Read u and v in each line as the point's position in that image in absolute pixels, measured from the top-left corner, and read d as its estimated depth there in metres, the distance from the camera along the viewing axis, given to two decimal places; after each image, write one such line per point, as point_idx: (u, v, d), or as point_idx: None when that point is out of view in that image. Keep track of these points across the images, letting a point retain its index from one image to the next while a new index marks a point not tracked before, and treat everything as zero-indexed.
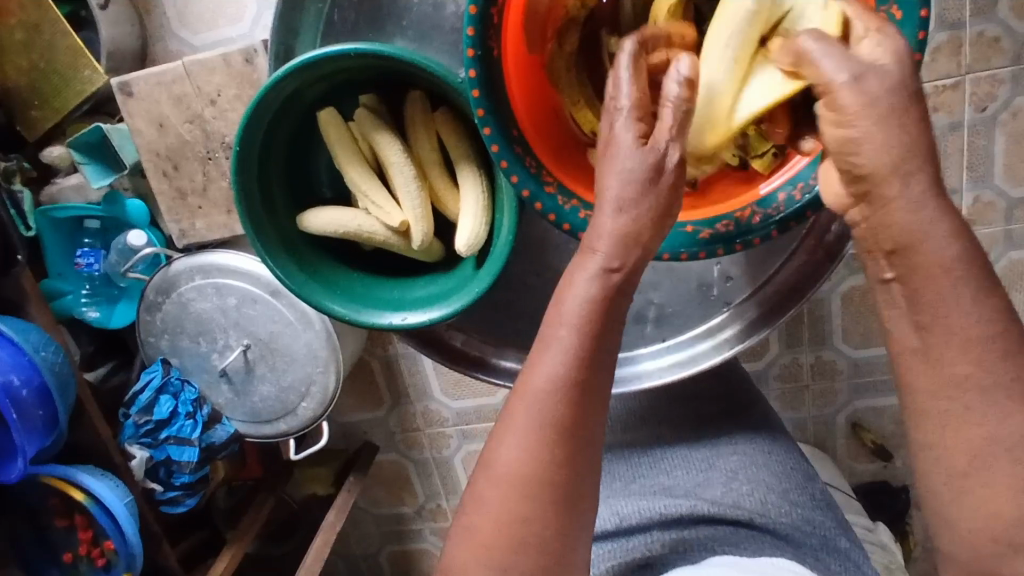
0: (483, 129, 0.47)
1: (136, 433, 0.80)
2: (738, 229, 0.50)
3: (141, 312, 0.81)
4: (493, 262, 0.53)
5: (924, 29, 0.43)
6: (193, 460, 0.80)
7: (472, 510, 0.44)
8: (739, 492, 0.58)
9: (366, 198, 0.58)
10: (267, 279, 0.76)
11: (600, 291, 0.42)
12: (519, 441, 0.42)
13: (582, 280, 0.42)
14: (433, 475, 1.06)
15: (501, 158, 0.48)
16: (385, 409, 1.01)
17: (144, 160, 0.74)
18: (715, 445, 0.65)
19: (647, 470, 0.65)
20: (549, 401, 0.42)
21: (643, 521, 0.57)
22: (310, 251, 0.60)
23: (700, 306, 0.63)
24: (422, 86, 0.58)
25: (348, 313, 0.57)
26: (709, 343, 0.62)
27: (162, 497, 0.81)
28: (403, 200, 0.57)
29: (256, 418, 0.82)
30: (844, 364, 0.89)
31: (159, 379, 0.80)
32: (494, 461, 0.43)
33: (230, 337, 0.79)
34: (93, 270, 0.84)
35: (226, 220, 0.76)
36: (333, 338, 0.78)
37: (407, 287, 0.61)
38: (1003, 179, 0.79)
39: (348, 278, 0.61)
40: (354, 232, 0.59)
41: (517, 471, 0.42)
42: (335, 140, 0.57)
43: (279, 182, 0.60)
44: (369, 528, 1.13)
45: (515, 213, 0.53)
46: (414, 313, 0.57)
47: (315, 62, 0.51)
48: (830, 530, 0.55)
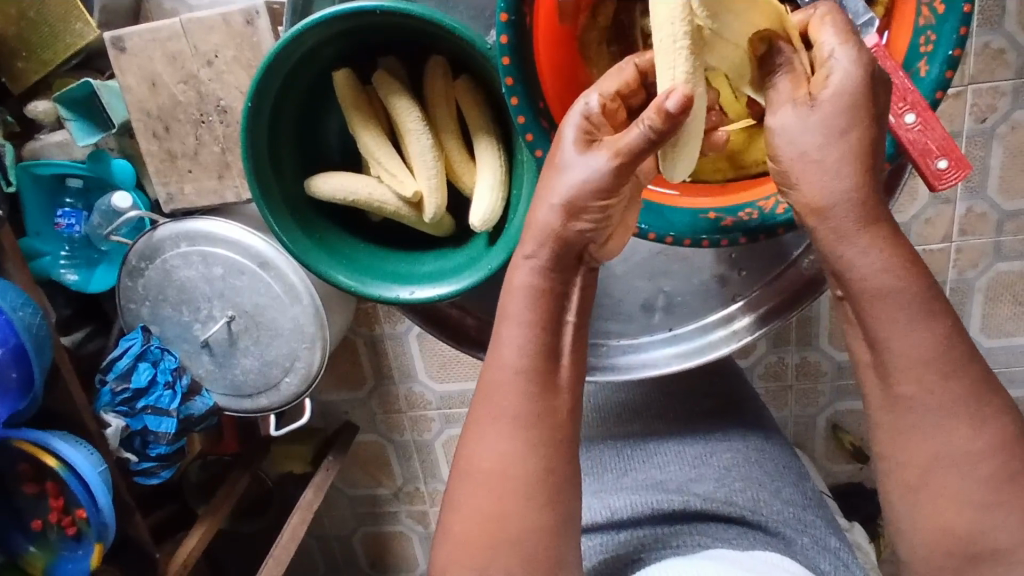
0: (511, 100, 0.47)
1: (112, 401, 0.78)
2: (761, 218, 0.50)
3: (123, 277, 0.79)
4: (508, 240, 0.53)
5: (967, 23, 0.43)
6: (171, 431, 0.78)
7: (447, 514, 0.45)
8: (731, 488, 0.58)
9: (378, 165, 0.56)
10: (258, 250, 0.75)
11: (546, 280, 0.43)
12: (486, 443, 0.43)
13: (522, 278, 0.44)
14: (412, 458, 1.05)
15: (527, 131, 0.48)
16: (367, 389, 1.00)
17: (132, 120, 0.72)
18: (708, 440, 0.65)
19: (641, 465, 0.64)
20: (504, 397, 0.43)
21: (635, 515, 0.56)
22: (313, 218, 0.59)
23: (710, 297, 0.63)
24: (445, 53, 0.57)
25: (354, 284, 0.56)
26: (722, 333, 0.62)
27: (136, 468, 0.79)
28: (417, 170, 0.55)
29: (237, 391, 0.81)
30: (830, 366, 0.91)
31: (138, 346, 0.78)
32: (467, 458, 0.44)
33: (216, 308, 0.78)
34: (73, 232, 0.81)
35: (216, 186, 0.73)
36: (320, 314, 0.77)
37: (415, 262, 0.60)
38: (996, 192, 0.80)
39: (352, 249, 0.59)
40: (365, 200, 0.57)
41: (498, 469, 0.43)
42: (351, 102, 0.56)
43: (288, 143, 0.58)
44: (345, 509, 1.12)
45: (535, 194, 0.52)
46: (422, 288, 0.56)
47: (340, 16, 0.50)
48: (821, 529, 0.55)
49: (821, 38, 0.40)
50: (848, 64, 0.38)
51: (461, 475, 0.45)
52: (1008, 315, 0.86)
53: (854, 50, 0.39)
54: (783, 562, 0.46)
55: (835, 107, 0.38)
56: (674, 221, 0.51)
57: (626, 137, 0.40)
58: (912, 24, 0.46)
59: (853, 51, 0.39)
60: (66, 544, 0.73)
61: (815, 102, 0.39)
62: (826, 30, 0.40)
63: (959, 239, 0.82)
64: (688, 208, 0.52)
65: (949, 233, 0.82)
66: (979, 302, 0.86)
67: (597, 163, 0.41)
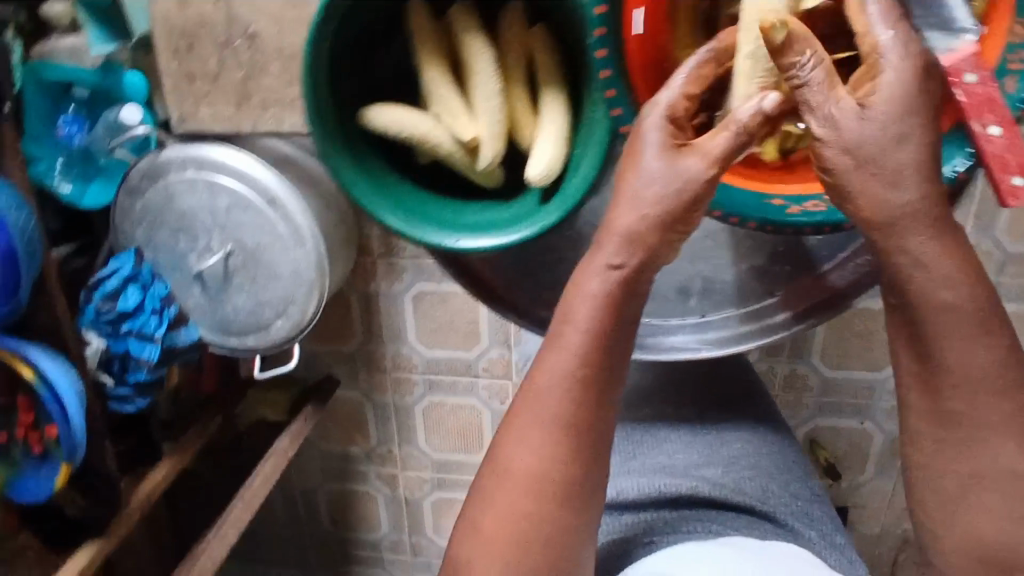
0: (599, 50, 0.47)
1: (96, 320, 0.74)
2: (826, 212, 0.51)
3: (122, 195, 0.76)
4: (563, 199, 0.51)
5: None
6: (154, 359, 0.76)
7: (479, 505, 0.49)
8: (740, 475, 0.57)
9: (441, 104, 0.55)
10: (266, 185, 0.73)
11: (612, 287, 0.47)
12: (529, 444, 0.48)
13: (589, 285, 0.47)
14: (390, 419, 1.04)
15: (609, 86, 0.48)
16: (354, 345, 0.99)
17: (155, 33, 0.68)
18: (718, 430, 0.64)
19: (649, 449, 0.63)
20: (552, 401, 0.47)
21: (641, 497, 0.54)
22: (361, 148, 0.57)
23: (747, 288, 0.62)
24: (518, 6, 0.58)
25: (404, 227, 0.54)
26: (755, 326, 0.62)
27: (112, 393, 0.76)
28: (481, 113, 0.55)
29: (225, 328, 0.80)
30: (816, 380, 0.92)
31: (129, 268, 0.76)
32: (508, 450, 0.49)
33: (215, 241, 0.76)
34: (72, 141, 0.78)
35: (233, 114, 0.70)
36: (322, 261, 0.76)
37: (460, 211, 0.58)
38: (1004, 232, 0.81)
39: (396, 186, 0.58)
40: (420, 138, 0.55)
41: (532, 469, 0.48)
42: (422, 40, 0.56)
43: (346, 70, 0.57)
44: (314, 463, 1.11)
45: (598, 156, 0.51)
46: (468, 238, 0.54)
47: None
48: (828, 524, 0.55)
49: (865, 23, 0.41)
50: (900, 57, 0.40)
51: (495, 471, 0.49)
52: None
53: (904, 38, 0.40)
54: (792, 552, 0.46)
55: (887, 112, 0.40)
56: (747, 204, 0.52)
57: (722, 134, 0.44)
58: (1002, 41, 0.45)
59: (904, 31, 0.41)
60: (29, 461, 0.71)
61: (865, 106, 0.40)
62: (869, 8, 0.41)
63: None
64: (756, 190, 0.52)
65: None
66: None
67: (695, 165, 0.45)
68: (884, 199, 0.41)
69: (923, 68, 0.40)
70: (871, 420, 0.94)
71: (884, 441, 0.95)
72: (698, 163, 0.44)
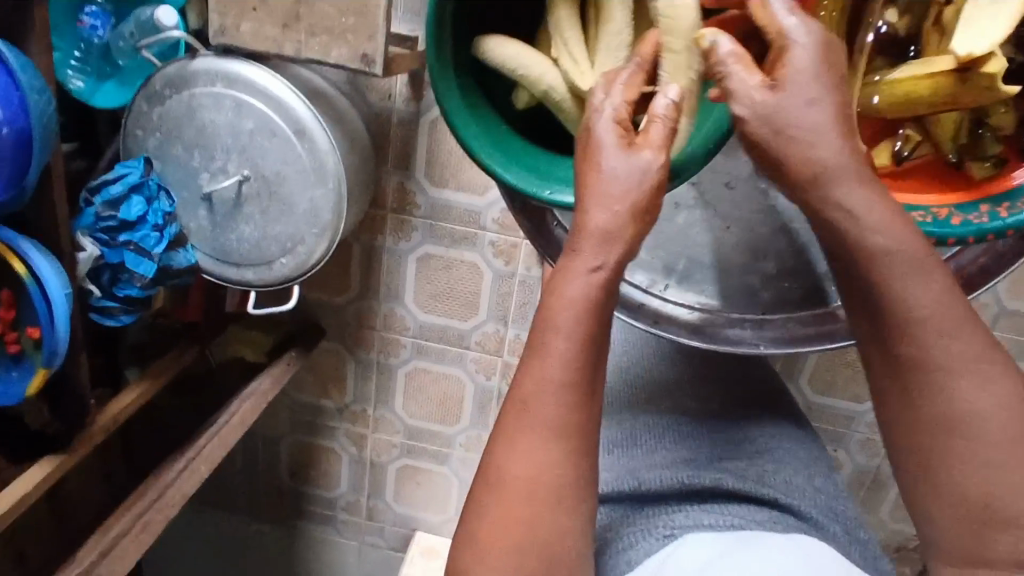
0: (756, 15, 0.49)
1: (92, 226, 0.70)
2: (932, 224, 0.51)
3: (139, 99, 0.72)
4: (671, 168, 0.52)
5: None
6: (147, 276, 0.72)
7: (473, 517, 0.44)
8: (763, 469, 0.56)
9: (563, 47, 0.56)
10: (296, 115, 0.70)
11: (596, 286, 0.43)
12: (521, 451, 0.43)
13: (573, 287, 0.43)
14: (370, 379, 1.02)
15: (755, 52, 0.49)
16: (347, 297, 0.96)
17: None
18: (741, 428, 0.63)
19: (671, 443, 0.61)
20: (544, 406, 0.43)
21: (662, 487, 0.53)
22: (464, 79, 0.58)
23: (815, 294, 0.62)
24: None
25: (500, 170, 0.54)
26: (815, 332, 0.62)
27: (94, 304, 0.72)
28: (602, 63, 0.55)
29: (225, 257, 0.77)
30: (800, 403, 0.94)
31: (136, 177, 0.71)
32: (497, 466, 0.44)
33: (232, 164, 0.73)
34: (93, 35, 0.73)
35: (276, 35, 0.67)
36: (340, 204, 0.74)
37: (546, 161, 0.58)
38: (1007, 287, 0.83)
39: (490, 121, 0.58)
40: (537, 77, 0.57)
41: (531, 475, 0.43)
42: None
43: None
44: (281, 411, 1.07)
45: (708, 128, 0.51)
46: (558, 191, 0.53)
47: None
48: (853, 521, 0.55)
49: (767, 15, 0.46)
50: (805, 36, 0.44)
51: (489, 484, 0.44)
52: None
53: (806, 20, 0.45)
54: (824, 548, 0.45)
55: (804, 80, 0.44)
56: None
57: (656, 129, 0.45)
58: None
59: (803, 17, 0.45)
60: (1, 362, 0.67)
61: (776, 87, 0.44)
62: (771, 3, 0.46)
63: None
64: None
65: None
66: None
67: (645, 159, 0.44)
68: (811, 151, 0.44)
69: (827, 46, 0.44)
70: (844, 449, 0.96)
71: (852, 471, 0.97)
72: (654, 157, 0.44)
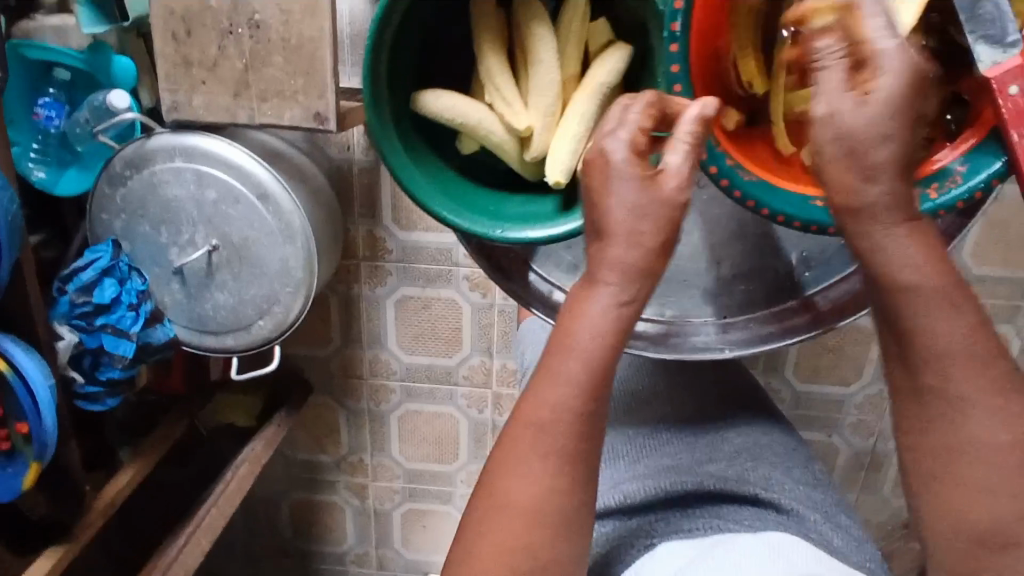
0: (673, 44, 0.47)
1: (68, 313, 0.70)
2: (867, 215, 0.50)
3: (101, 183, 0.73)
4: None
5: None
6: (127, 356, 0.71)
7: (473, 540, 0.43)
8: (743, 468, 0.56)
9: (496, 91, 0.58)
10: (258, 180, 0.71)
11: (616, 321, 0.43)
12: (529, 475, 0.42)
13: (590, 321, 0.43)
14: (364, 428, 1.02)
15: (678, 80, 0.49)
16: (331, 348, 0.97)
17: (153, 16, 0.66)
18: (718, 430, 0.63)
19: (652, 451, 0.61)
20: (559, 429, 0.42)
21: (646, 499, 0.52)
22: (411, 131, 0.59)
23: (771, 291, 0.65)
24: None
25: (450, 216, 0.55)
26: (778, 330, 0.64)
27: (79, 391, 0.72)
28: (534, 102, 0.57)
29: (202, 327, 0.78)
30: (789, 395, 0.95)
31: (106, 260, 0.71)
32: (499, 491, 0.42)
33: (200, 235, 0.74)
34: (50, 125, 0.74)
35: (229, 104, 0.68)
36: (311, 260, 0.75)
37: (501, 202, 0.59)
38: (968, 256, 0.86)
39: (441, 171, 0.59)
40: (474, 123, 0.58)
41: (534, 501, 0.42)
42: (484, 22, 0.58)
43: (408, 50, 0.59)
44: (278, 471, 1.07)
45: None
46: (512, 229, 0.54)
47: None
48: (833, 506, 0.54)
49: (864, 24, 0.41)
50: (891, 61, 0.40)
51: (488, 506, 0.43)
52: None
53: (902, 47, 0.40)
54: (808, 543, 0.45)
55: (882, 106, 0.39)
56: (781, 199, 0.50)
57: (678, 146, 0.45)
58: None
59: (899, 42, 0.40)
60: None
61: (869, 98, 0.39)
62: (867, 21, 0.41)
63: None
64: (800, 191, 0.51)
65: None
66: None
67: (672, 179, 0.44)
68: (880, 164, 0.40)
69: (912, 66, 0.40)
70: (838, 434, 0.97)
71: (850, 455, 0.99)
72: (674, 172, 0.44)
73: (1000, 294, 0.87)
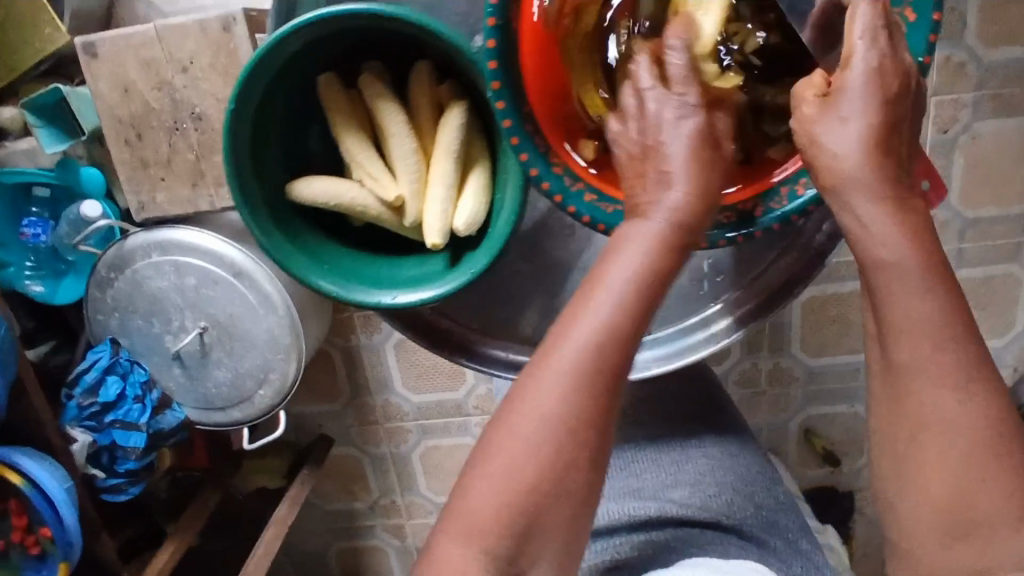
0: (497, 103, 0.48)
1: (79, 416, 0.76)
2: (740, 222, 0.49)
3: (91, 288, 0.77)
4: (491, 243, 0.53)
5: (935, 32, 0.43)
6: (140, 446, 0.77)
7: (490, 457, 0.40)
8: (705, 493, 0.60)
9: (361, 169, 0.56)
10: (231, 259, 0.74)
11: (649, 272, 0.40)
12: (556, 401, 0.39)
13: (616, 273, 0.40)
14: (389, 471, 1.04)
15: (512, 134, 0.49)
16: (344, 400, 0.99)
17: (104, 126, 0.69)
18: (684, 447, 0.65)
19: (617, 471, 0.65)
20: (594, 366, 0.39)
21: (612, 523, 0.58)
22: (293, 220, 0.58)
23: (690, 299, 0.63)
24: (431, 56, 0.58)
25: (335, 289, 0.55)
26: (702, 335, 0.63)
27: (102, 485, 0.77)
28: (400, 174, 0.56)
29: (209, 404, 0.80)
30: (801, 371, 0.93)
31: (106, 359, 0.76)
32: (527, 413, 0.39)
33: (189, 319, 0.76)
34: (39, 242, 0.79)
35: (190, 195, 0.71)
36: (295, 325, 0.77)
37: (397, 266, 0.60)
38: (959, 200, 0.82)
39: (334, 252, 0.59)
40: (348, 204, 0.56)
41: (561, 432, 0.39)
42: (335, 106, 0.57)
43: (274, 137, 0.58)
44: (318, 523, 1.10)
45: (519, 195, 0.53)
46: (404, 292, 0.55)
47: (323, 19, 0.50)
48: (793, 532, 0.58)
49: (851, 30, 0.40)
50: (863, 60, 0.40)
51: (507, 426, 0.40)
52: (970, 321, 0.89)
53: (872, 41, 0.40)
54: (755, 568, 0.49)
55: (853, 104, 0.40)
56: None
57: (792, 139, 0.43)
58: None
59: (875, 38, 0.40)
60: (29, 564, 0.70)
61: (840, 109, 0.40)
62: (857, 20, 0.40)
63: None
64: None
65: None
66: None
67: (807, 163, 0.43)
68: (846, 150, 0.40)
69: (884, 65, 0.40)
70: (861, 402, 0.95)
71: None
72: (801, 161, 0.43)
73: (999, 234, 0.84)
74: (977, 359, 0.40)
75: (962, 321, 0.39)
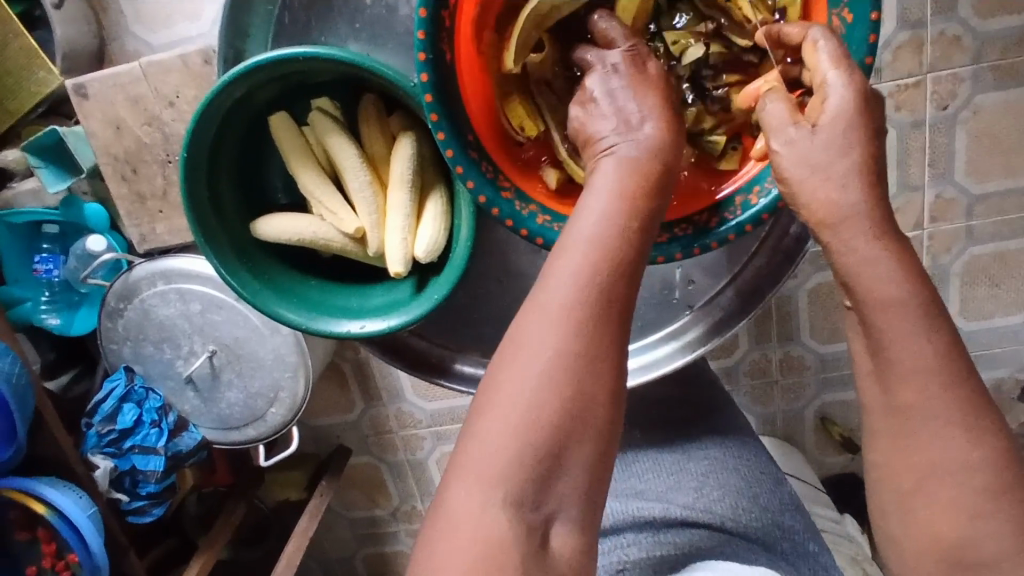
0: (438, 135, 0.48)
1: (99, 443, 0.79)
2: (695, 233, 0.51)
3: (102, 319, 0.79)
4: (451, 269, 0.54)
5: (875, 32, 0.44)
6: (160, 468, 0.79)
7: (487, 407, 0.39)
8: (709, 496, 0.61)
9: (320, 204, 0.58)
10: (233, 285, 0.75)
11: (627, 214, 0.40)
12: (545, 333, 0.38)
13: (587, 223, 0.40)
14: (408, 478, 1.05)
15: (457, 164, 0.49)
16: (358, 411, 1.01)
17: (101, 164, 0.73)
18: (686, 448, 0.67)
19: (619, 473, 0.67)
20: (578, 293, 0.39)
21: (617, 523, 0.60)
22: (259, 256, 0.60)
23: (664, 308, 0.64)
24: (376, 89, 0.58)
25: (303, 321, 0.57)
26: (672, 346, 0.64)
27: (128, 507, 0.80)
28: (358, 206, 0.57)
29: (224, 425, 0.81)
30: (812, 359, 0.92)
31: (122, 387, 0.79)
32: (518, 354, 0.39)
33: (197, 344, 0.78)
34: (52, 276, 0.82)
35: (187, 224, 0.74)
36: (300, 343, 0.77)
37: (366, 295, 0.61)
38: (964, 176, 0.80)
39: (303, 286, 0.60)
40: (310, 239, 0.58)
41: (554, 364, 0.38)
42: (289, 144, 0.57)
43: (229, 177, 0.59)
44: (344, 532, 1.12)
45: (473, 219, 0.54)
46: (373, 321, 0.56)
47: (263, 66, 0.51)
48: (799, 535, 0.60)
49: (817, 60, 0.42)
50: (841, 88, 0.40)
51: (504, 370, 0.39)
52: (985, 298, 0.86)
53: (847, 74, 0.40)
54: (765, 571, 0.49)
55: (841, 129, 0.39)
56: None
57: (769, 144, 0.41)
58: None
59: (849, 74, 0.40)
60: None
61: (815, 125, 0.40)
62: (821, 51, 0.41)
63: (931, 226, 0.82)
64: None
65: (921, 220, 0.82)
66: (956, 287, 0.86)
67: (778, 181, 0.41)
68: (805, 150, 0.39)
69: (861, 93, 0.40)
70: None
71: None
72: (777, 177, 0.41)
73: (1008, 208, 0.81)
74: (951, 354, 0.39)
75: (933, 315, 0.39)
